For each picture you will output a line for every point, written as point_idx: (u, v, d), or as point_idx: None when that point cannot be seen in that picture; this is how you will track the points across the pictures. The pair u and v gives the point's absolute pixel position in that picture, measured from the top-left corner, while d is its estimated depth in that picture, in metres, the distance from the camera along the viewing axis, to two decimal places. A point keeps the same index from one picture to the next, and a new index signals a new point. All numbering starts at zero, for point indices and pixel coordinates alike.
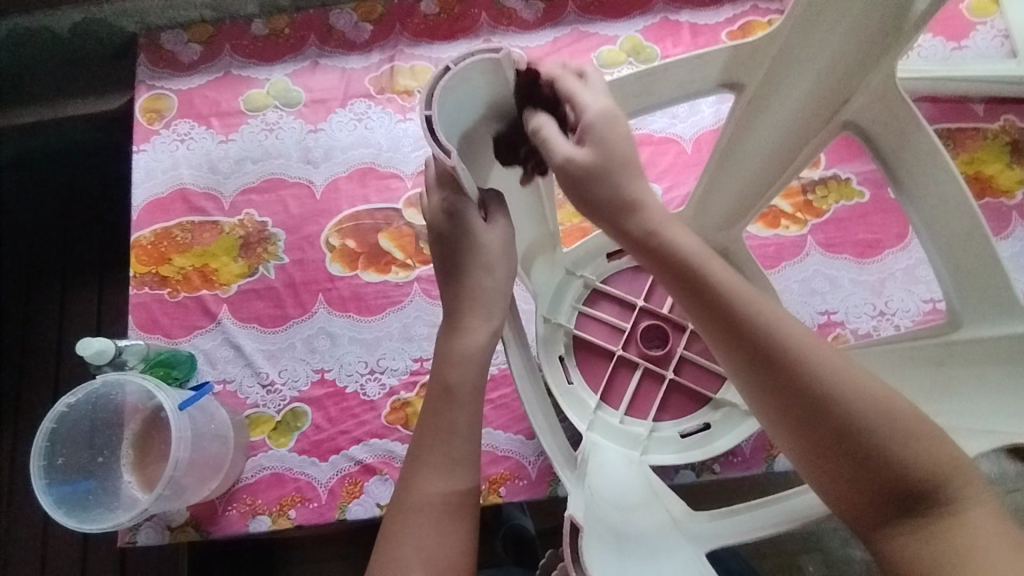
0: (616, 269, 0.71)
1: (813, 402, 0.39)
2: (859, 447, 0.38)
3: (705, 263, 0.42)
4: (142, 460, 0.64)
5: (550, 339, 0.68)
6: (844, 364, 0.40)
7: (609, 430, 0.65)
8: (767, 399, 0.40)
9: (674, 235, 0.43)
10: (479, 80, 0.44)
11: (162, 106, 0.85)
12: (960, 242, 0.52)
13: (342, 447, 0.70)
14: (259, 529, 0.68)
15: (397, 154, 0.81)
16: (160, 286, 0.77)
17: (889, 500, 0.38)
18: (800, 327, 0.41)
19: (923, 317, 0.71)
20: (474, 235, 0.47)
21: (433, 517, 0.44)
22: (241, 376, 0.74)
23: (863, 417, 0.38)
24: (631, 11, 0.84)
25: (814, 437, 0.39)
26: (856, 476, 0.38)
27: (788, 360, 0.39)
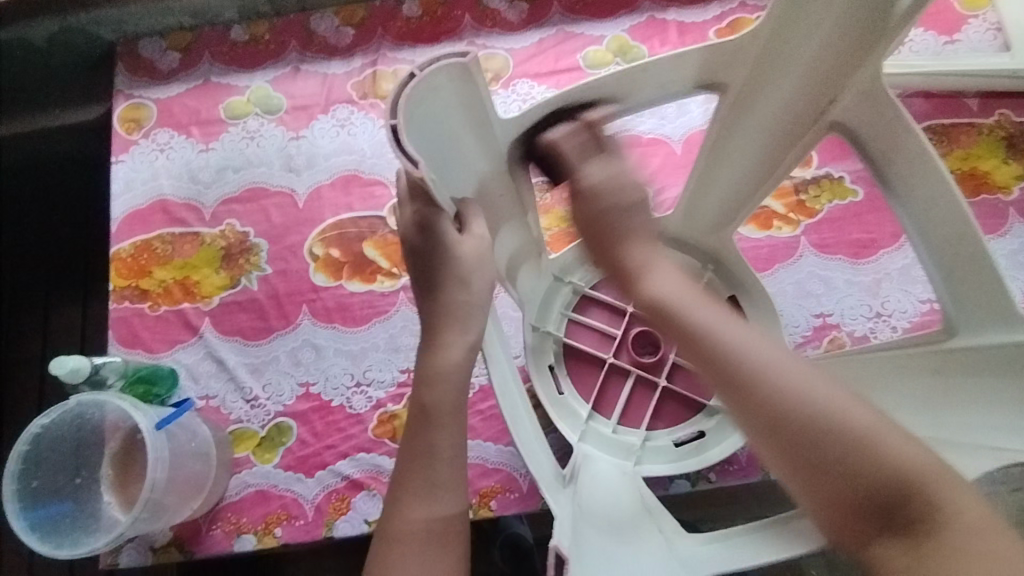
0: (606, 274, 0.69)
1: (775, 417, 0.39)
2: (825, 459, 0.37)
3: (679, 296, 0.45)
4: (121, 481, 0.62)
5: (539, 349, 0.66)
6: (812, 379, 0.39)
7: (602, 440, 0.63)
8: (747, 424, 0.40)
9: (652, 274, 0.47)
10: (445, 86, 0.43)
11: (141, 116, 0.83)
12: (946, 244, 0.51)
13: (328, 463, 0.69)
14: (245, 548, 0.67)
15: (380, 161, 0.79)
16: (141, 300, 0.76)
17: (871, 517, 0.36)
18: (769, 348, 0.41)
19: (921, 319, 0.69)
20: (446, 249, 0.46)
21: (415, 547, 0.42)
22: (225, 391, 0.72)
23: (824, 427, 0.37)
24: (617, 10, 0.83)
25: (777, 448, 0.39)
26: (830, 492, 0.37)
27: (754, 378, 0.39)
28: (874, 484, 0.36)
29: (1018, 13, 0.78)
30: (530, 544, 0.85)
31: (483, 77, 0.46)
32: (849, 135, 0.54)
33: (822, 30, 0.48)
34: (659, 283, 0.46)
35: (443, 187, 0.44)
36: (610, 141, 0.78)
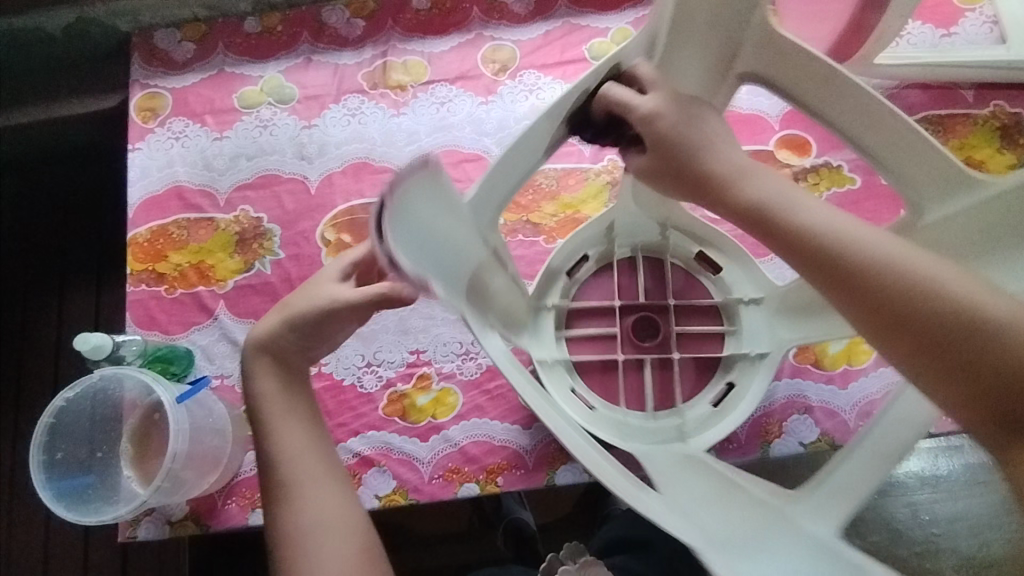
0: (582, 274, 0.70)
1: (913, 319, 0.39)
2: (965, 350, 0.39)
3: (777, 201, 0.43)
4: (140, 455, 0.64)
5: (556, 376, 0.66)
6: (945, 274, 0.40)
7: (648, 433, 0.64)
8: (889, 325, 0.40)
9: (747, 179, 0.44)
10: (418, 184, 0.41)
11: (157, 105, 0.85)
12: (932, 168, 0.52)
13: (340, 440, 0.71)
14: (259, 522, 0.69)
15: (390, 149, 0.82)
16: (157, 283, 0.78)
17: (1003, 400, 0.39)
18: (896, 246, 0.41)
19: None
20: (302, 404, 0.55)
21: (314, 542, 0.50)
22: (239, 370, 0.74)
23: (957, 321, 0.39)
24: (621, 4, 0.85)
25: (910, 347, 0.40)
26: (968, 379, 0.39)
27: (887, 282, 0.39)
28: (999, 365, 0.38)
29: (1013, 7, 0.80)
30: (531, 529, 0.84)
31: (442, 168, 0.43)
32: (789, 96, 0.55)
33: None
34: (761, 185, 0.44)
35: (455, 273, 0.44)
36: None
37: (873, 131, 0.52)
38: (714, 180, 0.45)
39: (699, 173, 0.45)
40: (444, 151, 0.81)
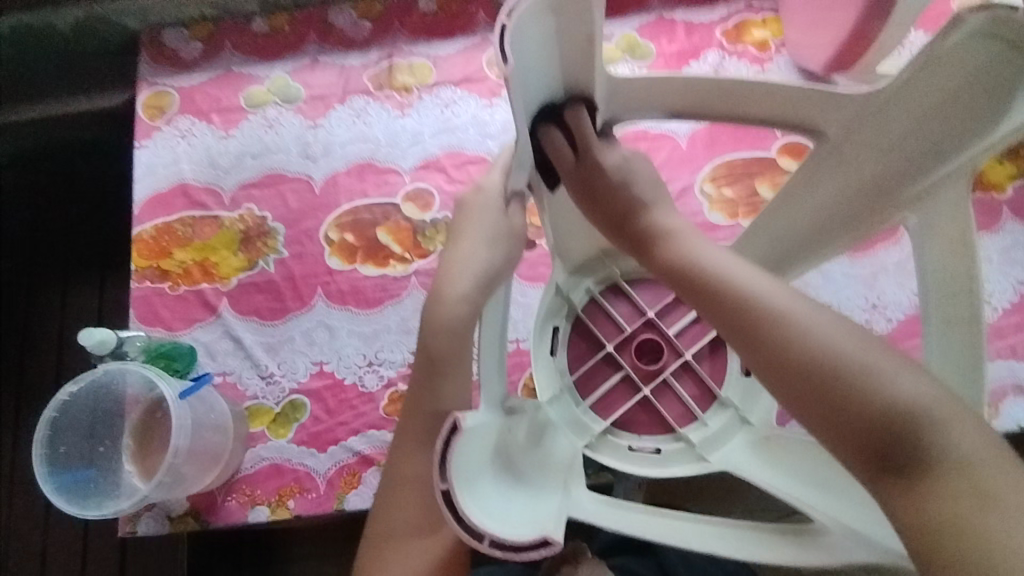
0: (561, 344, 0.71)
1: (799, 355, 0.38)
2: (842, 391, 0.37)
3: (698, 257, 0.45)
4: (142, 450, 0.64)
5: (608, 451, 0.67)
6: (835, 326, 0.39)
7: (715, 435, 0.66)
8: (778, 360, 0.39)
9: (674, 240, 0.48)
10: (468, 451, 0.41)
11: (164, 103, 0.86)
12: (834, 116, 0.50)
13: (340, 439, 0.71)
14: (258, 519, 0.69)
15: (394, 150, 0.82)
16: (161, 280, 0.78)
17: (881, 455, 0.35)
18: (795, 296, 0.41)
19: (914, 312, 0.72)
20: (447, 380, 0.53)
21: None
22: (241, 368, 0.75)
23: (841, 361, 0.37)
24: (626, 9, 0.86)
25: (784, 386, 0.39)
26: (845, 427, 0.36)
27: (778, 322, 0.39)
28: (882, 416, 0.36)
29: None
30: None
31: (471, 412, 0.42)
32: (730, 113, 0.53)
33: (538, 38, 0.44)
34: (682, 245, 0.47)
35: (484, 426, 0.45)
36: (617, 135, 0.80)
37: (784, 102, 0.50)
38: (649, 236, 0.50)
39: (637, 233, 0.50)
40: (448, 153, 0.81)
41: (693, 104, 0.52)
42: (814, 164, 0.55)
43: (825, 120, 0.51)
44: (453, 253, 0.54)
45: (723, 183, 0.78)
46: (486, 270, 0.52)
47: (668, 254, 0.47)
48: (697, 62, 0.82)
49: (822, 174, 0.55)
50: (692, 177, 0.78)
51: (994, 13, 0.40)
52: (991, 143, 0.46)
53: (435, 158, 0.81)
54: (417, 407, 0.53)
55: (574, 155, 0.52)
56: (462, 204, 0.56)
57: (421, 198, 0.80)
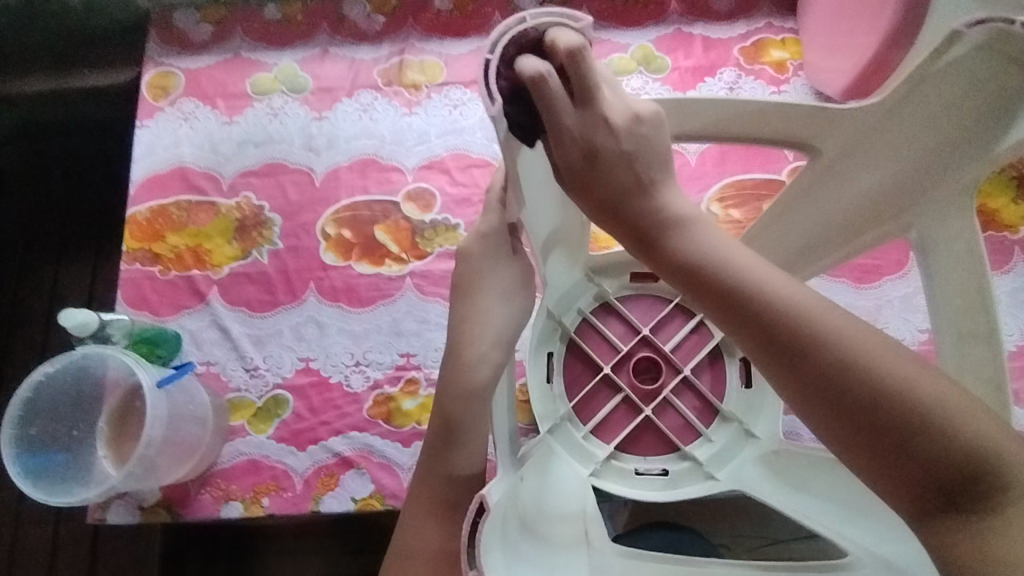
0: (557, 368, 0.71)
1: (840, 386, 0.34)
2: (892, 427, 0.33)
3: (718, 257, 0.37)
4: (114, 437, 0.62)
5: (613, 477, 0.67)
6: (874, 341, 0.34)
7: (722, 455, 0.68)
8: (820, 389, 0.34)
9: (680, 228, 0.39)
10: (492, 533, 0.42)
11: (169, 84, 0.84)
12: (831, 131, 0.47)
13: (321, 438, 0.69)
14: (231, 515, 0.67)
15: (399, 147, 0.81)
16: (152, 263, 0.77)
17: (931, 487, 0.33)
18: (831, 309, 0.35)
19: (918, 348, 0.70)
20: (458, 452, 0.54)
21: None
22: (226, 358, 0.73)
23: (885, 390, 0.33)
24: (645, 20, 0.84)
25: (831, 418, 0.34)
26: (895, 459, 0.33)
27: (820, 351, 0.34)
28: (934, 452, 0.32)
29: None
30: None
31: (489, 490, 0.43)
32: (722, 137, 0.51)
33: None
34: (693, 237, 0.38)
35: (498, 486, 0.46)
36: None
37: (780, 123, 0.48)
38: (655, 220, 0.39)
39: (637, 216, 0.40)
40: (452, 154, 0.80)
41: (686, 127, 0.49)
42: (808, 180, 0.52)
43: (822, 137, 0.48)
44: (466, 312, 0.54)
45: (730, 204, 0.76)
46: (497, 335, 0.54)
47: (671, 246, 0.38)
48: (712, 79, 0.81)
49: (818, 188, 0.52)
50: (699, 196, 0.76)
51: (991, 25, 0.38)
52: (993, 159, 0.43)
53: (440, 159, 0.80)
54: (425, 477, 0.55)
55: (576, 115, 0.40)
56: (467, 255, 0.55)
57: (422, 198, 0.78)
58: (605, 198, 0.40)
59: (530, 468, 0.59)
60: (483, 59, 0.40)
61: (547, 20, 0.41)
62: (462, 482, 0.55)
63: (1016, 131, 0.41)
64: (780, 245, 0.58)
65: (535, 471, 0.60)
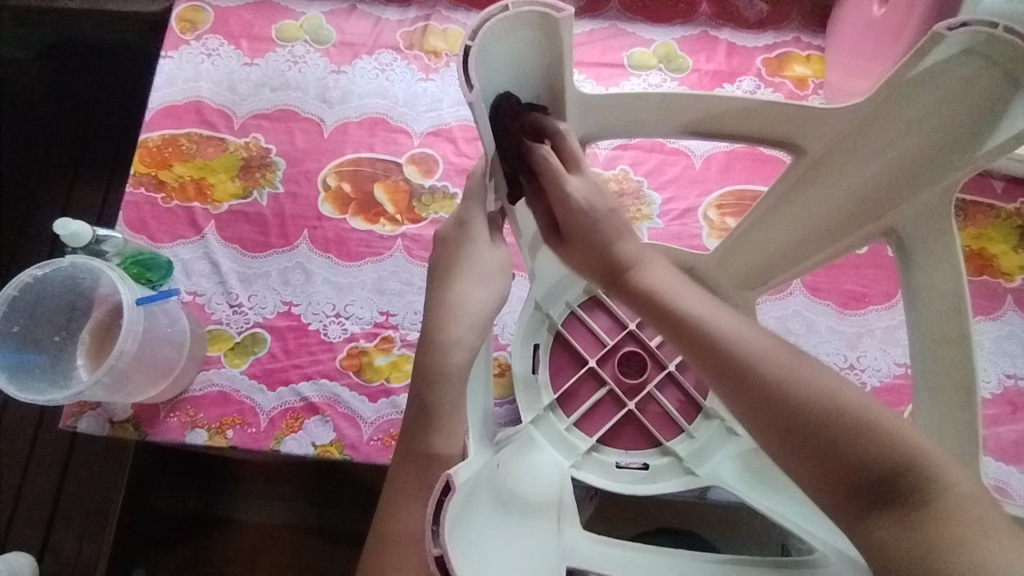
0: (544, 358, 0.73)
1: (776, 397, 0.37)
2: (824, 436, 0.35)
3: (671, 287, 0.43)
4: (92, 346, 0.64)
5: (594, 468, 0.69)
6: (808, 364, 0.38)
7: (702, 453, 0.69)
8: (765, 399, 0.37)
9: (645, 265, 0.44)
10: (457, 508, 0.40)
11: (197, 19, 0.86)
12: (819, 131, 0.47)
13: (291, 381, 0.71)
14: (195, 441, 0.69)
15: (410, 111, 0.81)
16: (156, 190, 0.79)
17: (860, 489, 0.34)
18: (767, 336, 0.39)
19: (891, 381, 0.70)
20: (438, 431, 0.49)
21: None
22: (212, 292, 0.75)
23: (815, 403, 0.36)
24: (672, 18, 0.84)
25: (770, 430, 0.37)
26: (827, 462, 0.35)
27: (756, 369, 0.37)
28: (862, 459, 0.35)
29: None
30: None
31: (459, 465, 0.42)
32: (710, 133, 0.51)
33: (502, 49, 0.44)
34: (652, 271, 0.44)
35: (470, 466, 0.45)
36: (633, 142, 0.78)
37: (770, 123, 0.48)
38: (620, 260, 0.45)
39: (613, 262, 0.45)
40: (461, 125, 0.81)
41: (675, 122, 0.50)
42: (793, 184, 0.52)
43: (806, 137, 0.48)
44: (441, 298, 0.50)
45: (727, 212, 0.76)
46: (472, 318, 0.50)
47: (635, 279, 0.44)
48: (730, 85, 0.80)
49: (806, 187, 0.52)
50: (698, 200, 0.76)
51: (976, 27, 0.40)
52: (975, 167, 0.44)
53: (448, 128, 0.81)
54: (405, 457, 0.50)
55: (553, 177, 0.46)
56: (442, 241, 0.53)
57: (424, 163, 0.79)
58: (589, 250, 0.46)
59: (507, 457, 0.59)
60: (463, 45, 0.41)
61: (528, 10, 0.42)
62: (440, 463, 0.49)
63: (1000, 133, 0.42)
64: (772, 244, 0.59)
65: (510, 461, 0.59)
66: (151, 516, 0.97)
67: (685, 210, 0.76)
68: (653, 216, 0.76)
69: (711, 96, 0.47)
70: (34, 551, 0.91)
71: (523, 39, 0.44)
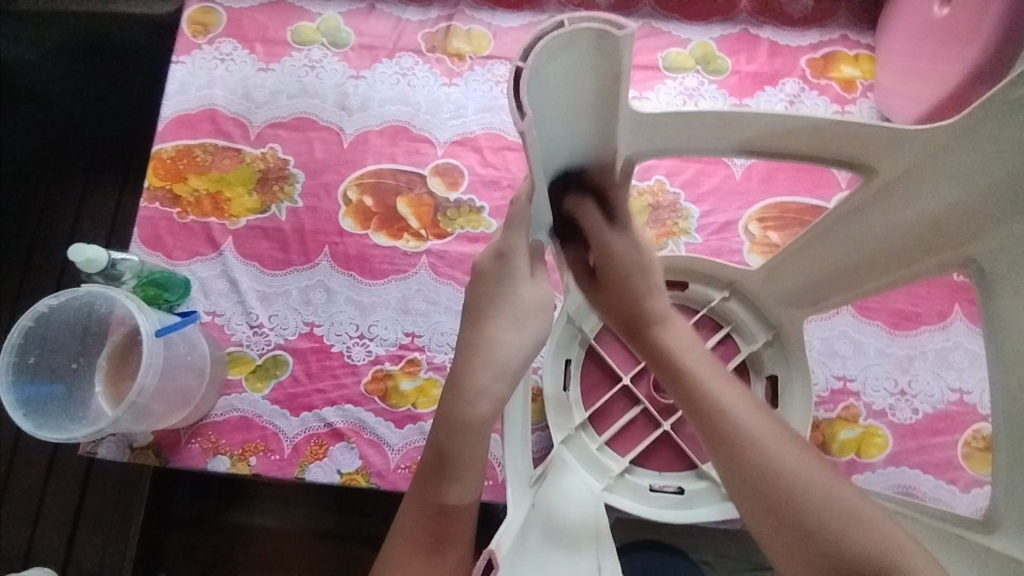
0: (575, 375, 0.70)
1: (788, 511, 0.41)
2: (844, 563, 0.38)
3: (682, 349, 0.49)
4: (112, 376, 0.62)
5: (626, 492, 0.65)
6: (810, 468, 0.42)
7: None
8: (779, 508, 0.41)
9: (665, 325, 0.50)
10: None
11: (209, 21, 0.82)
12: (897, 154, 0.43)
13: (314, 406, 0.69)
14: (218, 468, 0.67)
15: (433, 118, 0.78)
16: (171, 204, 0.76)
17: None
18: (762, 419, 0.45)
19: (945, 408, 0.66)
20: (453, 484, 0.46)
21: None
22: (231, 311, 0.72)
23: (829, 529, 0.39)
24: (711, 16, 0.79)
25: (784, 543, 0.41)
26: None
27: (763, 468, 0.42)
28: None
29: None
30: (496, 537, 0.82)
31: None
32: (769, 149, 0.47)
33: (556, 72, 0.39)
34: (666, 334, 0.50)
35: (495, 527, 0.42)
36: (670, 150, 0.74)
37: (844, 143, 0.44)
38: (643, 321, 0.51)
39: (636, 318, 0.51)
40: (487, 133, 0.77)
41: (738, 138, 0.46)
42: (854, 206, 0.49)
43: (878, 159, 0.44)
44: (472, 337, 0.48)
45: (770, 226, 0.72)
46: (502, 366, 0.47)
47: (653, 343, 0.50)
48: (773, 89, 0.75)
49: (875, 208, 0.48)
50: (738, 212, 0.72)
51: None
52: None
53: (473, 137, 0.77)
54: (413, 510, 0.47)
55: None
56: (478, 274, 0.49)
57: (449, 174, 0.76)
58: (615, 295, 0.52)
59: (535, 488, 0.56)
60: (512, 66, 0.37)
61: (587, 25, 0.37)
62: (456, 516, 0.47)
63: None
64: (826, 264, 0.55)
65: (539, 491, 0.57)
66: (168, 519, 0.95)
67: (726, 223, 0.72)
68: (691, 230, 0.72)
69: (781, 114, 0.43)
70: (56, 565, 0.90)
71: (573, 59, 0.39)
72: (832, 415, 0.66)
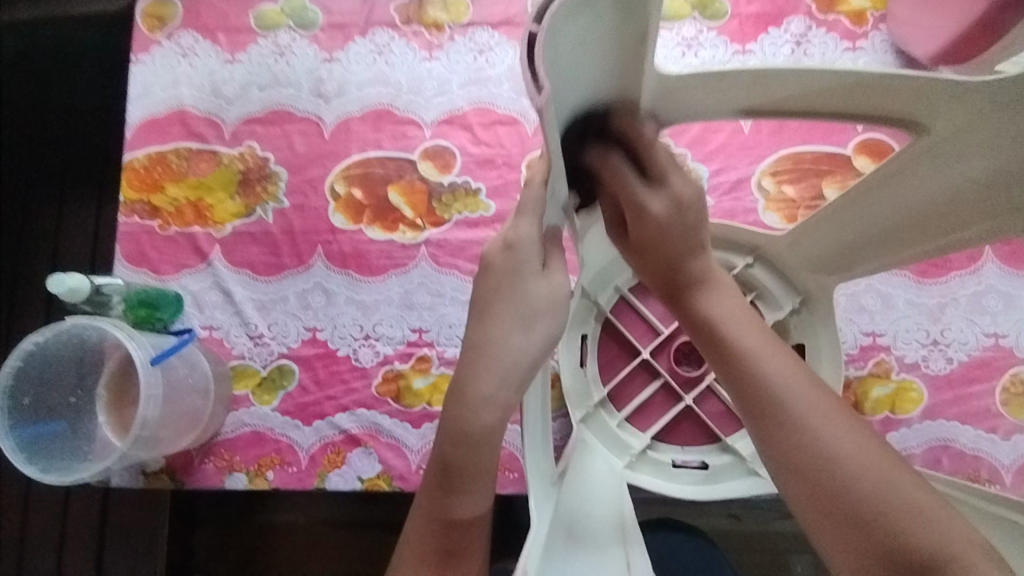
0: (591, 353, 0.66)
1: (808, 456, 0.37)
2: (853, 503, 0.36)
3: (731, 321, 0.42)
4: (112, 408, 0.59)
5: (651, 470, 0.64)
6: (845, 423, 0.38)
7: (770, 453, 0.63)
8: (811, 460, 0.37)
9: (713, 293, 0.44)
10: None
11: (165, 13, 0.76)
12: (942, 107, 0.39)
13: (327, 414, 0.66)
14: (236, 486, 0.65)
15: (417, 98, 0.73)
16: (151, 217, 0.71)
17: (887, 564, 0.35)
18: (811, 389, 0.39)
19: (980, 355, 0.63)
20: (462, 498, 0.42)
21: None
22: (229, 324, 0.69)
23: (845, 468, 0.36)
24: None
25: (798, 489, 0.37)
26: (854, 530, 0.36)
27: (800, 423, 0.38)
28: (884, 524, 0.35)
29: None
30: None
31: None
32: (800, 103, 0.43)
33: (570, 38, 0.35)
34: (714, 303, 0.44)
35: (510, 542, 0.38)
36: None
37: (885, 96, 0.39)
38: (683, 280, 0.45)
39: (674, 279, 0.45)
40: (476, 108, 0.72)
41: (761, 96, 0.42)
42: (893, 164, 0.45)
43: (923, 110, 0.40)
44: (482, 335, 0.43)
45: (784, 179, 0.67)
46: (508, 373, 0.42)
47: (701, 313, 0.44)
48: (777, 30, 0.70)
49: (914, 170, 0.44)
50: (750, 168, 0.68)
51: None
52: None
53: (461, 113, 0.72)
54: (419, 525, 0.43)
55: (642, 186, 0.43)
56: (488, 268, 0.45)
57: (440, 156, 0.71)
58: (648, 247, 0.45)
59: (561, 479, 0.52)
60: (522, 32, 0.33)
61: None
62: (466, 531, 0.43)
63: None
64: (861, 226, 0.51)
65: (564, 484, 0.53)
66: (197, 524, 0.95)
67: (738, 181, 0.68)
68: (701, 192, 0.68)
69: (814, 69, 0.38)
70: None
71: (587, 22, 0.35)
72: (863, 373, 0.63)
